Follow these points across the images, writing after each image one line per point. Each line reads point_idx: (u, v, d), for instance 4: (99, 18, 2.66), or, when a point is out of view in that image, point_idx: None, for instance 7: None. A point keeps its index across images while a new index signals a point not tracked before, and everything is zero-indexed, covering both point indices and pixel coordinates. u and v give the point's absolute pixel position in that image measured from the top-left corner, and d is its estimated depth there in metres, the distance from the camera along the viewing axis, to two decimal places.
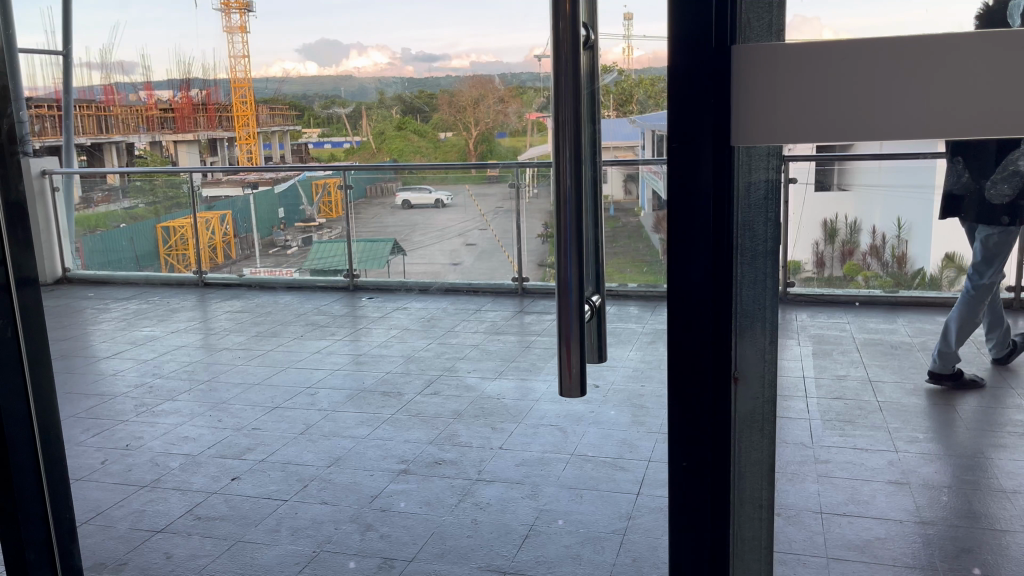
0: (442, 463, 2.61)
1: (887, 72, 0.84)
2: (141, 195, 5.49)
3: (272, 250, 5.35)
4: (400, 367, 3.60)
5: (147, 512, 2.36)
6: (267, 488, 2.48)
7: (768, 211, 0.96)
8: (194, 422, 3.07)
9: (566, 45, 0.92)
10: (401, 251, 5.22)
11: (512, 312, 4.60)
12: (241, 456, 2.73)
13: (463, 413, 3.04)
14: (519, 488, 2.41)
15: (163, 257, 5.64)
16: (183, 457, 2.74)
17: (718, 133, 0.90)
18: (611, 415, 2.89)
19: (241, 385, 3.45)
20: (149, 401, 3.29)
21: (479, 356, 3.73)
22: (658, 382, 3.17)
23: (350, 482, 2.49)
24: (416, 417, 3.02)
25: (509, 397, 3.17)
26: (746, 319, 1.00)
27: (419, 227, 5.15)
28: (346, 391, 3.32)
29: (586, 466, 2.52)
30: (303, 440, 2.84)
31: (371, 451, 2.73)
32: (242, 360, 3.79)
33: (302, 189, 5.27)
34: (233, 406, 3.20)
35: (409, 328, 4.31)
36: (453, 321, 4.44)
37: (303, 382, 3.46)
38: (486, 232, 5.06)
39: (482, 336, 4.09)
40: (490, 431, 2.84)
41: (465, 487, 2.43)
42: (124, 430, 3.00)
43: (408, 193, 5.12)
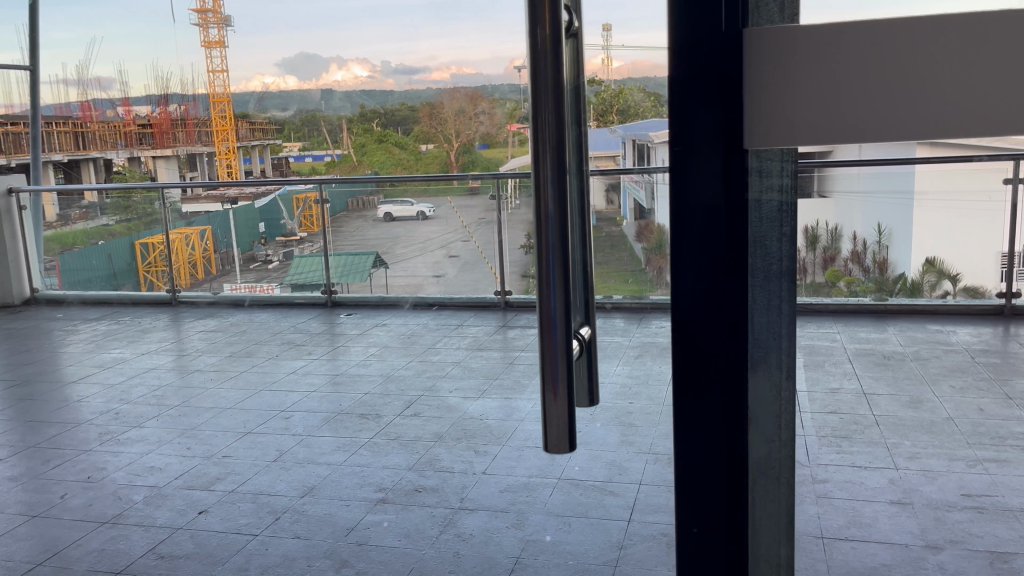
0: (422, 490, 2.54)
1: (919, 65, 0.73)
2: (117, 213, 5.42)
3: (253, 265, 5.18)
4: (379, 388, 3.53)
5: (108, 551, 2.28)
6: (236, 522, 2.41)
7: (782, 227, 0.86)
8: (161, 450, 2.98)
9: (542, 40, 0.83)
10: (383, 264, 5.09)
11: (495, 327, 4.53)
12: (209, 487, 2.65)
13: (444, 435, 2.97)
14: (503, 517, 2.35)
15: (141, 274, 5.53)
16: (148, 489, 2.66)
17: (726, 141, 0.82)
18: (598, 434, 2.83)
19: (212, 409, 3.37)
20: (114, 429, 3.20)
21: (459, 374, 3.66)
22: (646, 398, 3.11)
23: (324, 514, 2.42)
24: (395, 440, 2.95)
25: (492, 417, 3.11)
26: (762, 355, 0.89)
27: (400, 239, 5.01)
28: (322, 414, 3.24)
29: (573, 491, 2.46)
30: (275, 468, 2.76)
31: (346, 478, 2.66)
32: (214, 383, 3.70)
33: (283, 203, 5.23)
34: (203, 433, 3.12)
35: (389, 345, 4.24)
36: (434, 337, 4.37)
37: (277, 405, 3.38)
38: (470, 243, 5.04)
39: (464, 353, 4.02)
40: (473, 454, 2.78)
41: (446, 517, 2.36)
42: (86, 461, 2.91)
43: (390, 207, 5.00)
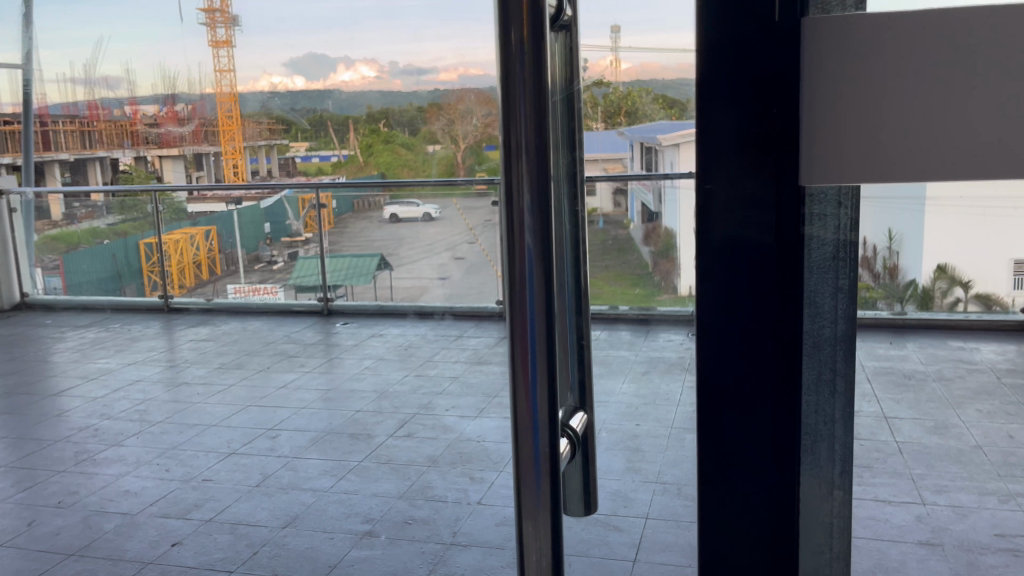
0: (412, 522, 2.47)
1: (961, 87, 0.58)
2: (124, 212, 5.33)
3: (258, 264, 5.30)
4: (373, 405, 3.45)
5: None
6: (210, 557, 2.34)
7: (837, 281, 0.67)
8: (138, 472, 2.91)
9: (521, 19, 0.52)
10: (389, 266, 5.10)
11: (497, 339, 4.46)
12: (185, 515, 2.58)
13: (438, 459, 2.90)
14: (498, 554, 2.28)
15: (146, 274, 5.39)
16: (120, 517, 2.59)
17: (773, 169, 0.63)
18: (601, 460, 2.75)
19: (195, 427, 3.30)
20: (91, 448, 3.13)
21: (458, 391, 3.57)
22: (653, 419, 3.03)
23: (305, 548, 2.35)
24: (386, 464, 2.88)
25: (490, 439, 3.03)
26: (809, 436, 0.70)
27: (405, 241, 5.04)
28: (311, 434, 3.17)
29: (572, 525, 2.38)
30: (257, 494, 2.70)
31: (331, 507, 2.59)
32: (200, 398, 3.63)
33: (290, 205, 5.14)
34: (184, 453, 3.05)
35: (385, 358, 4.16)
36: (432, 349, 4.30)
37: (264, 423, 3.31)
38: (475, 246, 4.87)
39: (463, 367, 3.93)
40: (467, 482, 2.70)
41: (436, 554, 2.29)
42: (57, 483, 2.84)
43: (396, 207, 4.96)
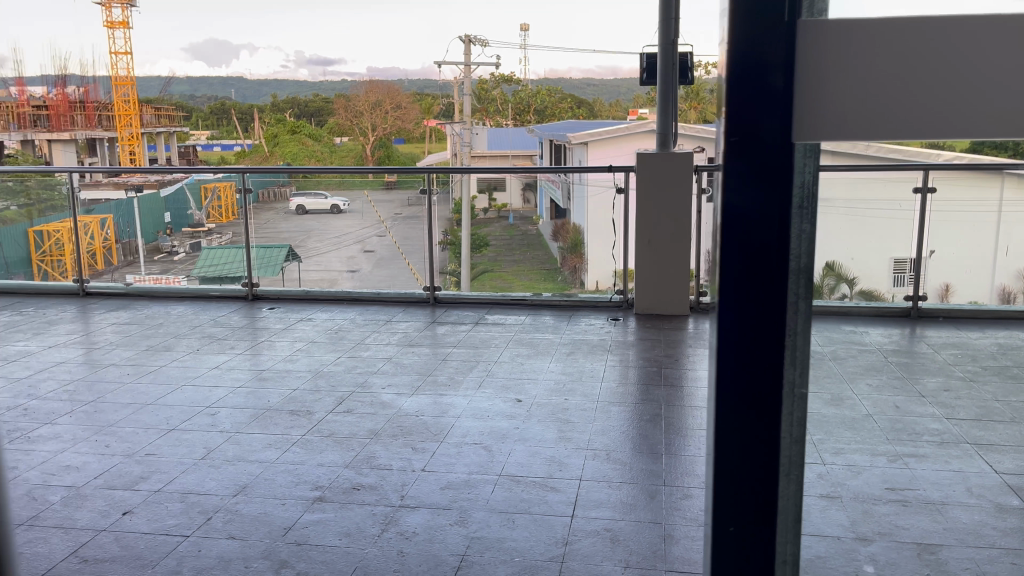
0: (360, 488, 2.23)
1: None
2: (11, 197, 5.23)
3: (158, 256, 5.07)
4: (310, 384, 3.15)
5: (23, 555, 1.89)
6: (164, 523, 2.04)
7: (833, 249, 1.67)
8: (78, 449, 2.54)
9: None
10: (295, 258, 4.98)
11: (424, 323, 4.21)
12: (132, 486, 2.26)
13: (380, 432, 2.65)
14: (446, 514, 2.08)
15: (35, 263, 5.28)
16: (66, 489, 2.24)
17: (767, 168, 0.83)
18: (536, 431, 2.63)
19: (127, 401, 2.95)
20: (22, 426, 2.73)
21: (392, 370, 3.32)
22: (581, 395, 2.99)
23: (259, 513, 2.09)
24: (327, 438, 2.60)
25: (427, 414, 2.80)
26: None
27: (314, 234, 4.95)
28: (250, 410, 2.86)
29: (516, 487, 2.23)
30: (203, 466, 2.39)
31: (280, 477, 2.31)
32: (131, 377, 3.24)
33: (191, 193, 5.11)
34: (123, 430, 2.68)
35: (316, 341, 3.82)
36: (362, 332, 3.98)
37: (201, 401, 2.96)
38: (385, 238, 4.91)
39: (395, 349, 3.67)
40: (410, 452, 2.48)
41: (387, 514, 2.07)
42: None
43: (301, 198, 4.92)
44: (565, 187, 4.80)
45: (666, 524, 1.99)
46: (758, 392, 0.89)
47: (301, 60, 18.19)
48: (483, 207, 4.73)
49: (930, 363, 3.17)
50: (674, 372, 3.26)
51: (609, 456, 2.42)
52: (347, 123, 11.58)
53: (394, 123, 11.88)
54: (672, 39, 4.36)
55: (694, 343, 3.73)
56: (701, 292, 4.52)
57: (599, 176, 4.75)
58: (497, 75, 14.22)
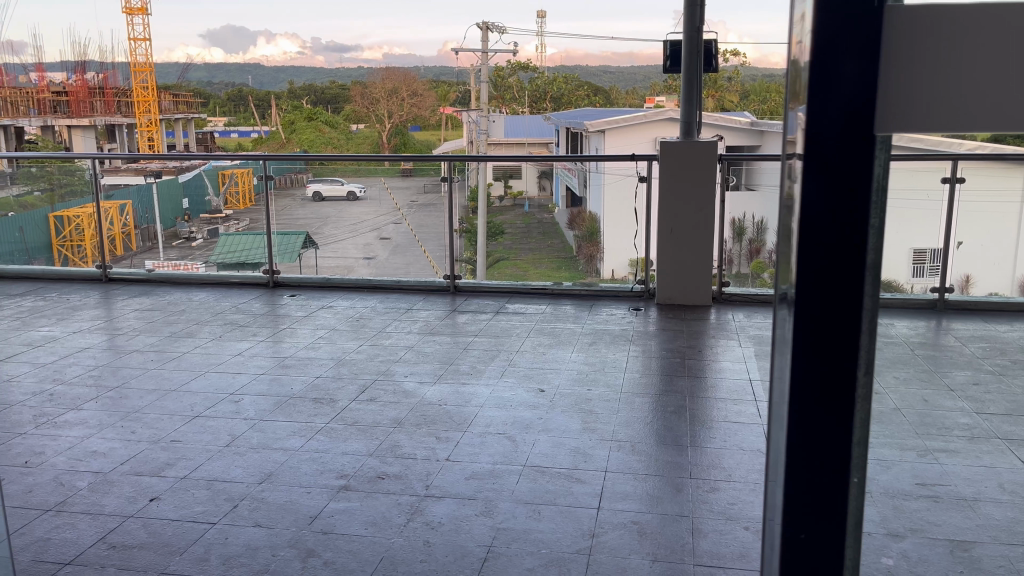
0: (385, 477, 2.24)
1: None
2: (33, 182, 5.23)
3: (176, 241, 5.13)
4: (332, 371, 3.16)
5: (53, 540, 1.91)
6: (192, 510, 2.06)
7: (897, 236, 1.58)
8: (104, 434, 2.56)
9: None
10: (313, 244, 5.01)
11: (445, 311, 4.21)
12: (159, 473, 2.28)
13: (403, 421, 2.66)
14: (472, 504, 2.08)
15: (56, 249, 5.29)
16: (93, 475, 2.26)
17: (837, 158, 0.76)
18: (560, 422, 2.63)
19: (153, 388, 2.97)
20: (49, 411, 2.75)
21: (414, 359, 3.32)
22: (604, 385, 2.98)
23: (285, 501, 2.10)
24: (351, 426, 2.61)
25: (450, 403, 2.80)
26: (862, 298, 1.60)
27: (330, 220, 4.92)
28: (273, 397, 2.87)
29: (541, 478, 2.22)
30: (229, 453, 2.41)
31: (305, 465, 2.32)
32: (155, 364, 3.26)
33: (209, 179, 5.08)
34: (148, 416, 2.70)
35: (337, 328, 3.83)
36: (383, 320, 3.99)
37: (224, 388, 2.97)
38: (401, 225, 4.92)
39: (417, 337, 3.67)
40: (434, 441, 2.48)
41: (412, 504, 2.08)
42: (21, 444, 2.48)
43: (318, 185, 4.92)
44: (582, 175, 4.73)
45: (693, 517, 1.99)
46: (818, 391, 0.83)
47: (318, 48, 18.23)
48: (499, 194, 4.65)
49: (956, 354, 3.13)
50: (696, 363, 3.24)
51: (634, 448, 2.42)
52: (365, 112, 11.60)
53: (410, 111, 11.90)
54: (698, 25, 4.31)
55: (717, 334, 3.71)
56: (722, 281, 4.52)
57: (620, 164, 4.66)
58: (513, 62, 14.21)
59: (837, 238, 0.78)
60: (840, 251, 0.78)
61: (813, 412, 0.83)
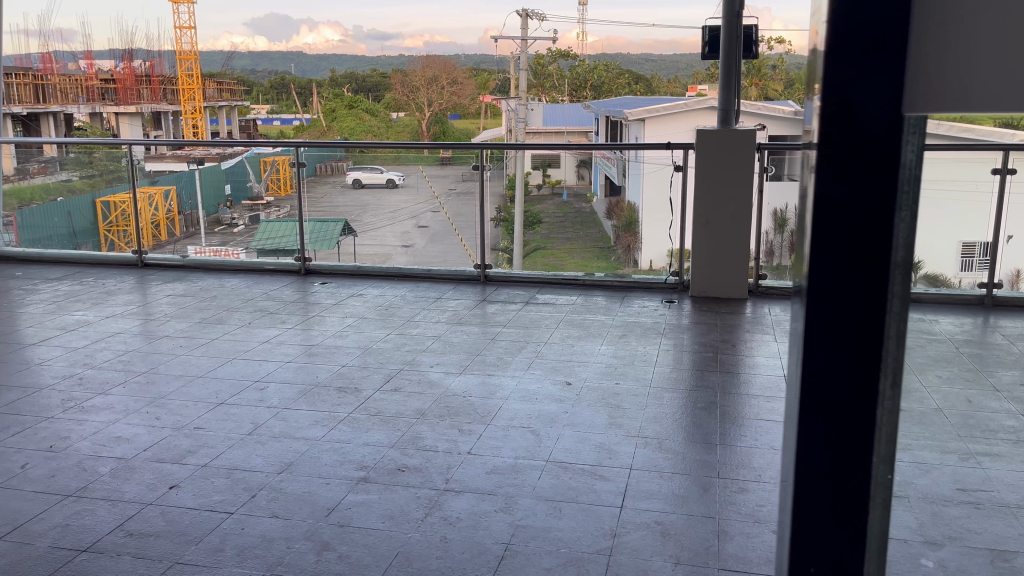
0: (405, 470, 2.23)
1: None
2: (79, 168, 5.30)
3: (218, 228, 5.12)
4: (358, 360, 3.16)
5: (72, 526, 1.94)
6: (210, 499, 2.07)
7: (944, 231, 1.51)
8: (129, 420, 2.60)
9: None
10: (351, 232, 5.02)
11: (475, 301, 4.19)
12: (180, 460, 2.30)
13: (426, 412, 2.65)
14: (491, 500, 2.06)
15: (102, 233, 5.38)
16: (115, 461, 2.29)
17: (865, 149, 0.74)
18: (586, 416, 2.60)
19: (180, 374, 3.00)
20: (78, 395, 2.80)
21: (441, 349, 3.31)
22: (633, 380, 2.94)
23: (303, 492, 2.10)
24: (375, 416, 2.61)
25: (475, 395, 2.79)
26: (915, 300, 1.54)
27: (369, 208, 4.99)
28: (298, 386, 2.88)
29: (564, 474, 2.20)
30: (250, 442, 2.42)
31: (326, 456, 2.33)
32: (184, 350, 3.30)
33: (251, 166, 5.11)
34: (173, 402, 2.73)
35: (366, 317, 3.84)
36: (412, 309, 3.99)
37: (250, 375, 2.99)
38: (439, 214, 4.95)
39: (445, 327, 3.66)
40: (456, 433, 2.47)
41: (431, 498, 2.07)
42: (48, 428, 2.53)
43: (359, 172, 4.98)
44: (621, 164, 4.65)
45: (719, 519, 1.94)
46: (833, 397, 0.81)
47: (359, 36, 18.31)
48: (537, 182, 4.67)
49: (1003, 353, 3.02)
50: (730, 359, 3.18)
51: (660, 445, 2.38)
52: (403, 100, 11.61)
53: (449, 99, 11.88)
54: (737, 10, 4.23)
55: (751, 328, 3.64)
56: (759, 274, 4.42)
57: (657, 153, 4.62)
58: (553, 50, 14.10)
59: (861, 235, 0.76)
60: (863, 247, 0.76)
61: (831, 414, 0.81)
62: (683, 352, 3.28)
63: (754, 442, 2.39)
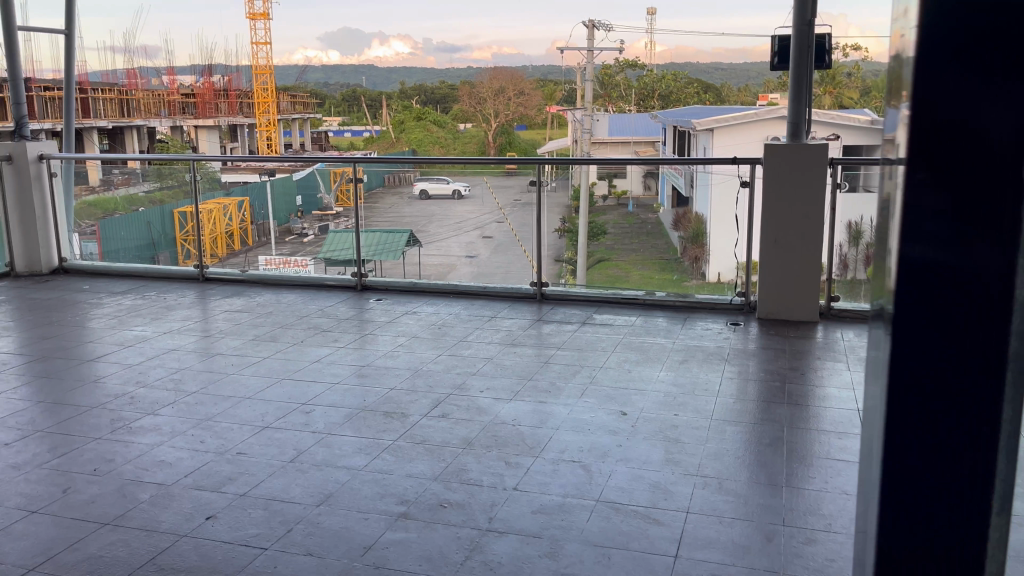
0: (448, 506, 2.18)
1: None
2: (163, 181, 5.39)
3: (289, 237, 5.27)
4: (407, 383, 3.13)
5: (106, 557, 1.95)
6: (245, 532, 2.06)
7: None
8: (174, 442, 2.62)
9: None
10: (417, 242, 5.07)
11: (530, 321, 4.13)
12: (219, 488, 2.30)
13: (473, 442, 2.60)
14: (536, 543, 1.99)
15: (179, 244, 5.48)
16: (155, 488, 2.31)
17: (971, 177, 0.66)
18: (642, 451, 2.50)
19: (228, 396, 3.02)
20: (127, 415, 2.84)
21: (492, 373, 3.26)
22: (693, 411, 2.83)
23: (340, 528, 2.07)
24: (420, 445, 2.57)
25: (525, 424, 2.72)
26: None
27: (435, 218, 5.03)
28: (345, 410, 2.87)
29: (615, 516, 2.11)
30: (291, 470, 2.41)
31: (366, 487, 2.29)
32: (236, 369, 3.33)
33: (321, 177, 5.13)
34: (219, 425, 2.75)
35: (418, 336, 3.82)
36: (465, 329, 3.95)
37: (298, 398, 2.99)
38: (504, 225, 4.90)
39: (497, 348, 3.61)
40: (503, 467, 2.41)
41: (473, 539, 2.01)
42: (94, 450, 2.56)
43: (425, 184, 5.01)
44: (689, 175, 4.50)
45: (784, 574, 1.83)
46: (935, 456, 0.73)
47: (428, 49, 18.51)
48: (602, 193, 4.63)
49: None
50: (799, 389, 3.04)
51: (721, 485, 2.27)
52: (470, 111, 11.66)
53: (515, 110, 11.87)
54: (809, 18, 4.07)
55: (823, 355, 3.48)
56: (831, 296, 4.28)
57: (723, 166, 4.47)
58: (620, 60, 13.99)
59: (968, 268, 0.67)
60: (971, 285, 0.68)
61: (933, 473, 0.73)
62: (748, 380, 3.15)
63: (822, 486, 2.26)
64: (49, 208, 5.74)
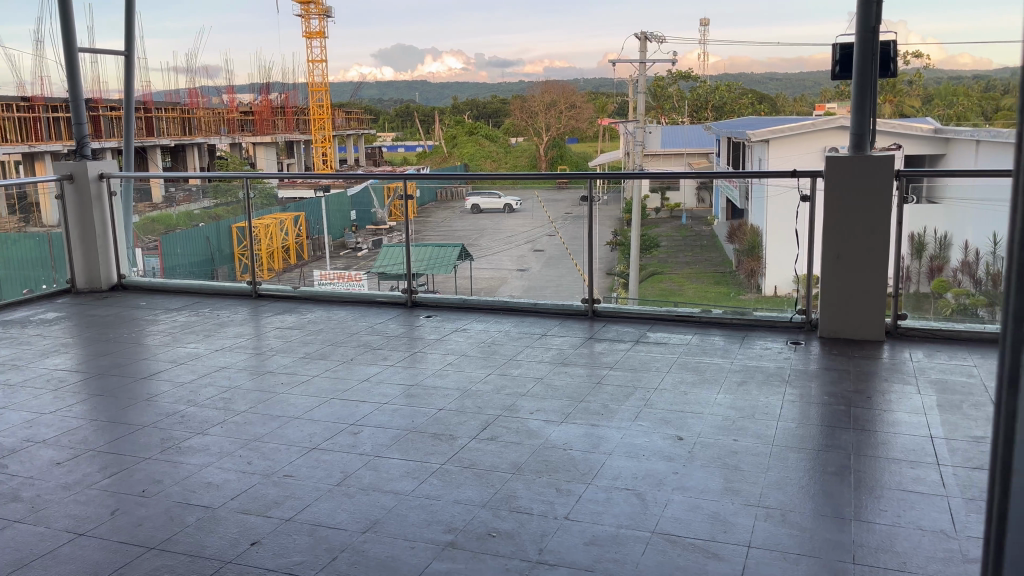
0: (496, 535, 2.14)
1: None
2: (224, 198, 5.50)
3: (343, 251, 5.23)
4: (456, 404, 3.11)
5: None
6: (290, 560, 2.05)
7: None
8: (222, 464, 2.64)
9: None
10: (469, 256, 5.06)
11: (581, 339, 4.08)
12: (265, 512, 2.30)
13: (524, 466, 2.56)
14: None
15: (238, 257, 5.60)
16: (202, 511, 2.32)
17: None
18: (698, 479, 2.43)
19: (276, 415, 3.04)
20: (177, 435, 2.88)
21: (542, 393, 3.22)
22: (752, 436, 2.74)
23: (386, 557, 2.05)
24: (468, 469, 2.54)
25: (576, 448, 2.67)
26: None
27: (487, 232, 4.99)
28: (393, 431, 2.86)
29: (672, 550, 2.04)
30: (338, 494, 2.40)
31: (413, 513, 2.27)
32: (285, 388, 3.35)
33: (376, 193, 5.14)
34: (268, 445, 2.77)
35: (467, 354, 3.80)
36: (515, 347, 3.92)
37: (346, 418, 3.00)
38: (555, 238, 4.86)
39: (548, 367, 3.57)
40: (554, 493, 2.36)
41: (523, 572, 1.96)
42: (144, 471, 2.60)
43: (476, 198, 4.99)
44: (744, 188, 4.37)
45: None
46: None
47: (479, 64, 18.68)
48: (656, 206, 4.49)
49: None
50: (865, 413, 2.93)
51: (784, 518, 2.18)
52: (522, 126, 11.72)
53: (566, 124, 11.88)
54: (873, 24, 3.93)
55: (890, 377, 3.34)
56: (898, 314, 4.12)
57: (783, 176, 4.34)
58: (673, 72, 13.90)
59: None
60: None
61: None
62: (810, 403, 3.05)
63: (892, 520, 2.15)
64: (109, 225, 5.92)
